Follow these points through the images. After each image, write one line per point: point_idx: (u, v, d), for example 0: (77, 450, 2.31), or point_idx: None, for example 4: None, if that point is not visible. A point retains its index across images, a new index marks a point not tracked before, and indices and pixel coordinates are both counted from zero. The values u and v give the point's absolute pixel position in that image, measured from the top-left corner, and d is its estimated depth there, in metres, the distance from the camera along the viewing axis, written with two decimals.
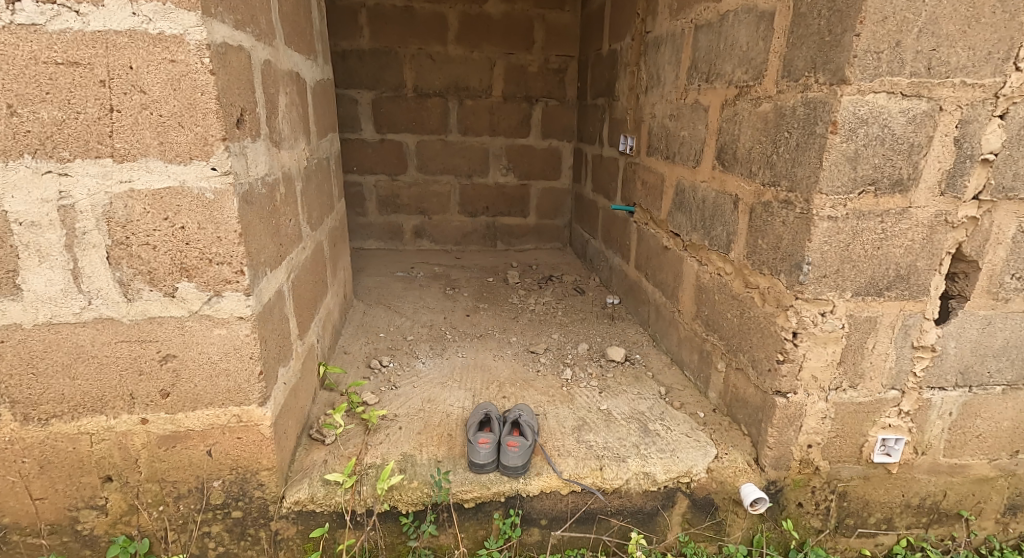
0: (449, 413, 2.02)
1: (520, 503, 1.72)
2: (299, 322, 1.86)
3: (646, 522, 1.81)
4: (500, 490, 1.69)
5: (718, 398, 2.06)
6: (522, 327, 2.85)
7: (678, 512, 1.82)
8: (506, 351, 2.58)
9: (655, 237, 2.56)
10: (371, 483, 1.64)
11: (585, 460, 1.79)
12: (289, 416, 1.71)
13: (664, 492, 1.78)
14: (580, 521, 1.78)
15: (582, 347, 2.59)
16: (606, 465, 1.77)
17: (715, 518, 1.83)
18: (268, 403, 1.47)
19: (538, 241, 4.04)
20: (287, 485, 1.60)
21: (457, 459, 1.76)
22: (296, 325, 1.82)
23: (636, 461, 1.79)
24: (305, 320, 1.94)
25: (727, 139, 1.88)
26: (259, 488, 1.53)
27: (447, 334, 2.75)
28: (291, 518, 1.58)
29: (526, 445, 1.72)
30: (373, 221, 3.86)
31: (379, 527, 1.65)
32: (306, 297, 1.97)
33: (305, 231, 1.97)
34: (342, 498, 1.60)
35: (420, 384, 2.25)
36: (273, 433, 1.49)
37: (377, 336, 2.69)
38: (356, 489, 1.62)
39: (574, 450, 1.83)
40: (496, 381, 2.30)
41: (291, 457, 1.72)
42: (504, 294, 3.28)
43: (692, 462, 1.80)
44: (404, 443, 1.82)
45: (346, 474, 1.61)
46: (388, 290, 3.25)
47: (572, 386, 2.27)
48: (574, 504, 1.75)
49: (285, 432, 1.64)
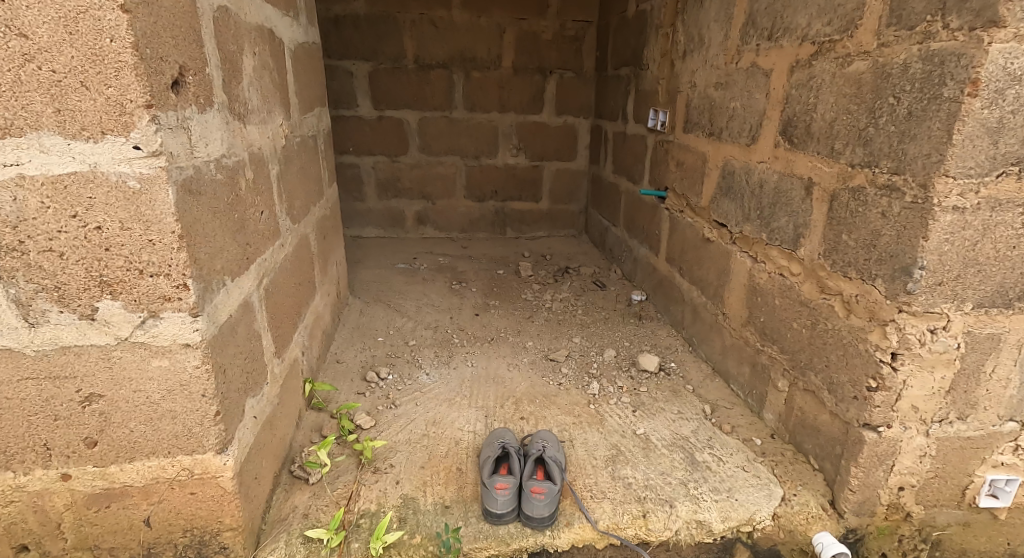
0: (459, 441, 1.77)
1: None
2: (277, 336, 1.53)
3: None
4: (522, 546, 1.42)
5: (777, 421, 1.80)
6: (538, 329, 2.53)
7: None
8: (522, 359, 2.27)
9: (693, 227, 2.15)
10: (364, 538, 1.39)
11: (625, 505, 1.54)
12: (263, 456, 1.40)
13: (721, 544, 1.53)
14: None
15: (609, 353, 2.27)
16: (650, 512, 1.53)
17: None
18: (228, 452, 1.15)
19: (552, 228, 3.70)
20: (265, 539, 1.38)
21: (470, 504, 1.51)
22: (273, 342, 1.50)
23: (687, 507, 1.55)
24: (286, 332, 1.61)
25: (796, 110, 1.51)
26: (223, 552, 1.21)
27: (454, 339, 2.44)
28: None
29: (553, 491, 1.44)
30: (373, 207, 3.52)
31: None
32: (288, 304, 1.65)
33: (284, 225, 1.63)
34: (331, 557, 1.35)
35: (424, 401, 1.97)
36: (238, 487, 1.17)
37: (376, 341, 2.38)
38: (346, 547, 1.37)
39: (615, 489, 1.59)
40: (512, 397, 2.01)
41: (267, 503, 1.46)
42: (516, 289, 2.95)
43: (756, 502, 1.57)
44: (405, 482, 1.57)
45: (329, 530, 1.38)
46: (389, 285, 2.92)
47: (599, 404, 1.97)
48: None
49: (259, 478, 1.36)
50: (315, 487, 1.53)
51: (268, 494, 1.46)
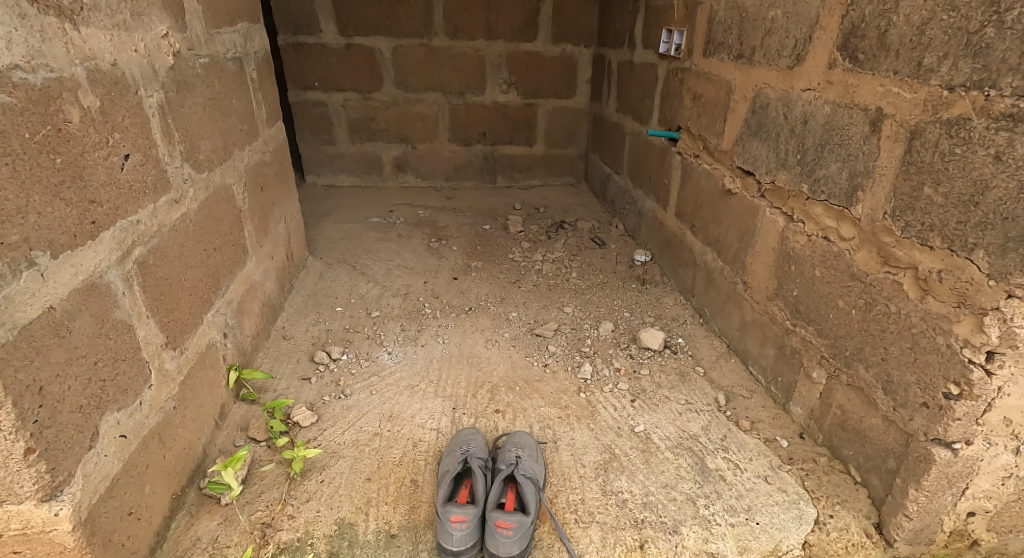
0: (416, 441, 1.54)
1: None
2: (168, 323, 1.16)
3: None
4: None
5: (807, 417, 1.48)
6: (525, 297, 2.20)
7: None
8: (503, 334, 1.99)
9: (710, 175, 1.75)
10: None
11: (619, 532, 1.31)
12: (142, 480, 1.16)
13: None
14: None
15: (605, 327, 1.97)
16: (649, 541, 1.30)
17: None
18: (63, 495, 0.87)
19: (547, 176, 3.29)
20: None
21: (421, 534, 1.31)
22: (157, 328, 1.13)
23: (694, 533, 1.31)
24: (187, 314, 1.25)
25: (869, 14, 1.09)
26: None
27: (426, 309, 2.12)
28: None
29: (524, 526, 1.22)
30: (345, 151, 3.12)
31: None
32: (192, 280, 1.27)
33: (175, 171, 1.17)
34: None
35: (381, 388, 1.72)
36: (83, 540, 0.91)
37: (333, 313, 2.06)
38: None
39: (607, 507, 1.37)
40: (487, 382, 1.76)
41: (164, 534, 1.27)
42: (502, 247, 2.57)
43: (780, 522, 1.31)
44: (342, 503, 1.37)
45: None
46: (357, 243, 2.56)
47: (591, 393, 1.72)
48: None
49: (137, 515, 1.14)
50: (227, 511, 1.34)
51: (161, 524, 1.27)
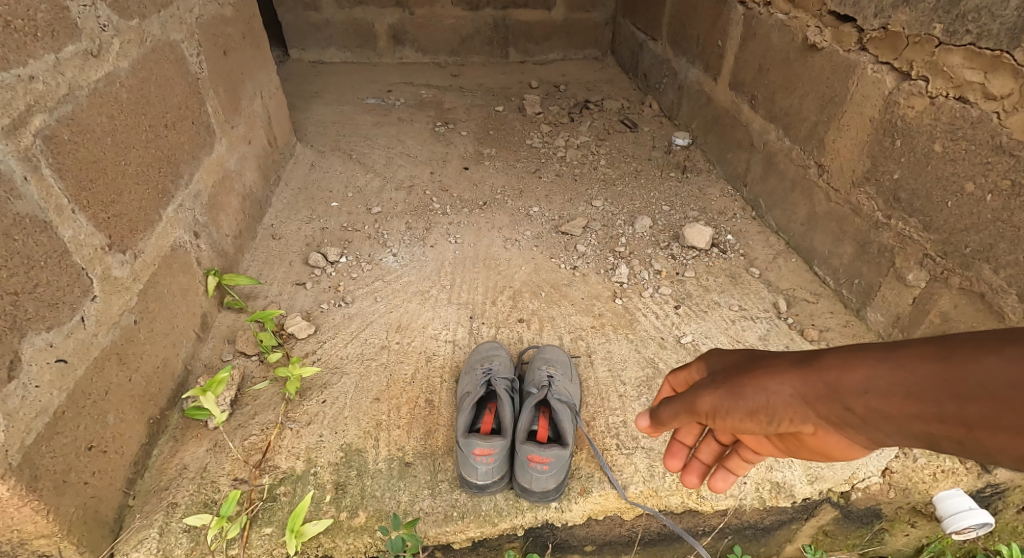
0: (431, 355, 1.41)
1: (552, 533, 1.16)
2: (107, 220, 0.95)
3: (758, 537, 1.24)
4: (515, 524, 1.11)
5: (889, 325, 1.26)
6: (547, 190, 1.95)
7: (818, 523, 1.20)
8: (523, 232, 1.78)
9: (786, 27, 1.40)
10: (280, 521, 1.07)
11: None
12: (105, 408, 1.01)
13: (801, 506, 1.13)
14: (658, 541, 1.22)
15: (642, 223, 1.74)
16: None
17: (872, 528, 1.22)
18: None
19: (567, 48, 2.87)
20: (130, 523, 1.05)
21: (439, 464, 1.18)
22: (88, 223, 0.91)
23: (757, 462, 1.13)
24: (132, 206, 1.01)
25: None
26: None
27: (434, 203, 1.88)
28: None
29: (560, 460, 1.06)
30: (332, 19, 2.70)
31: None
32: (133, 168, 1.01)
33: (83, 11, 0.92)
34: (229, 551, 1.04)
35: (387, 293, 1.56)
36: (21, 488, 0.81)
37: (328, 208, 1.82)
38: (249, 534, 1.05)
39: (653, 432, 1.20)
40: (509, 286, 1.60)
41: (144, 463, 1.12)
42: (517, 130, 2.26)
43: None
44: (347, 426, 1.24)
45: (221, 519, 1.03)
46: (353, 126, 2.25)
47: (629, 298, 1.53)
48: (642, 526, 1.18)
49: (102, 448, 1.01)
50: (217, 437, 1.18)
51: (139, 453, 1.11)
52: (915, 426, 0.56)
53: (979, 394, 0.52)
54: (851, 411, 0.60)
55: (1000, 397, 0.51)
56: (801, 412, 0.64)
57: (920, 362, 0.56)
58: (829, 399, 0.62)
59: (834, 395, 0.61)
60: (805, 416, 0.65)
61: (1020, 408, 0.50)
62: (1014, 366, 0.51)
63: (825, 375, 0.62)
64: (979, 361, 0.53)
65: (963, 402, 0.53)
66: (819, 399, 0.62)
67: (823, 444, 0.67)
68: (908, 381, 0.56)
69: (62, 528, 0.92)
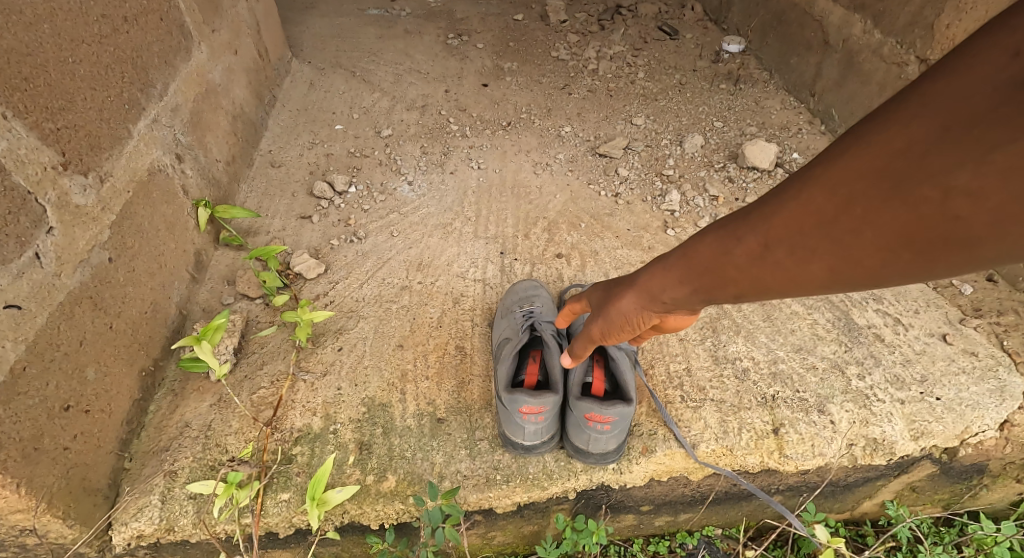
0: (459, 296, 1.24)
1: (607, 494, 1.02)
2: (56, 132, 0.84)
3: (836, 495, 1.09)
4: (566, 488, 0.97)
5: None
6: (578, 108, 1.71)
7: (909, 479, 1.05)
8: (554, 155, 1.57)
9: None
10: (298, 486, 0.93)
11: (743, 415, 0.99)
12: (81, 363, 0.87)
13: (897, 463, 0.98)
14: (724, 501, 1.08)
15: (692, 142, 1.52)
16: (787, 423, 0.97)
17: (968, 483, 1.08)
18: None
19: None
20: (126, 489, 0.90)
21: (477, 420, 1.03)
22: (30, 133, 0.80)
23: (850, 415, 0.97)
24: (85, 118, 0.89)
25: None
26: (29, 533, 0.82)
27: (451, 124, 1.66)
28: (145, 551, 0.91)
29: (623, 420, 0.89)
30: None
31: (332, 541, 0.99)
32: (83, 72, 0.88)
33: None
34: (242, 520, 0.90)
35: (406, 227, 1.38)
36: None
37: (333, 132, 1.60)
38: (264, 502, 0.91)
39: (722, 381, 1.04)
40: (543, 217, 1.41)
41: (140, 421, 0.97)
42: (541, 40, 2.00)
43: (971, 398, 0.96)
44: (369, 377, 1.08)
45: (230, 488, 0.87)
46: (354, 40, 1.99)
47: (682, 229, 1.37)
48: (710, 487, 1.03)
49: (83, 407, 0.87)
50: (222, 391, 1.02)
51: (132, 410, 0.96)
52: (699, 298, 0.66)
53: (707, 270, 0.62)
54: (662, 303, 0.71)
55: (722, 266, 0.60)
56: (643, 319, 0.75)
57: (678, 258, 0.66)
58: (646, 303, 0.73)
59: (648, 295, 0.72)
60: (648, 317, 0.75)
61: (731, 273, 0.60)
62: (723, 237, 0.60)
63: (639, 286, 0.73)
64: (706, 241, 0.62)
65: (708, 275, 0.62)
66: (644, 304, 0.73)
67: (677, 323, 0.77)
68: (676, 271, 0.66)
69: (41, 500, 0.79)
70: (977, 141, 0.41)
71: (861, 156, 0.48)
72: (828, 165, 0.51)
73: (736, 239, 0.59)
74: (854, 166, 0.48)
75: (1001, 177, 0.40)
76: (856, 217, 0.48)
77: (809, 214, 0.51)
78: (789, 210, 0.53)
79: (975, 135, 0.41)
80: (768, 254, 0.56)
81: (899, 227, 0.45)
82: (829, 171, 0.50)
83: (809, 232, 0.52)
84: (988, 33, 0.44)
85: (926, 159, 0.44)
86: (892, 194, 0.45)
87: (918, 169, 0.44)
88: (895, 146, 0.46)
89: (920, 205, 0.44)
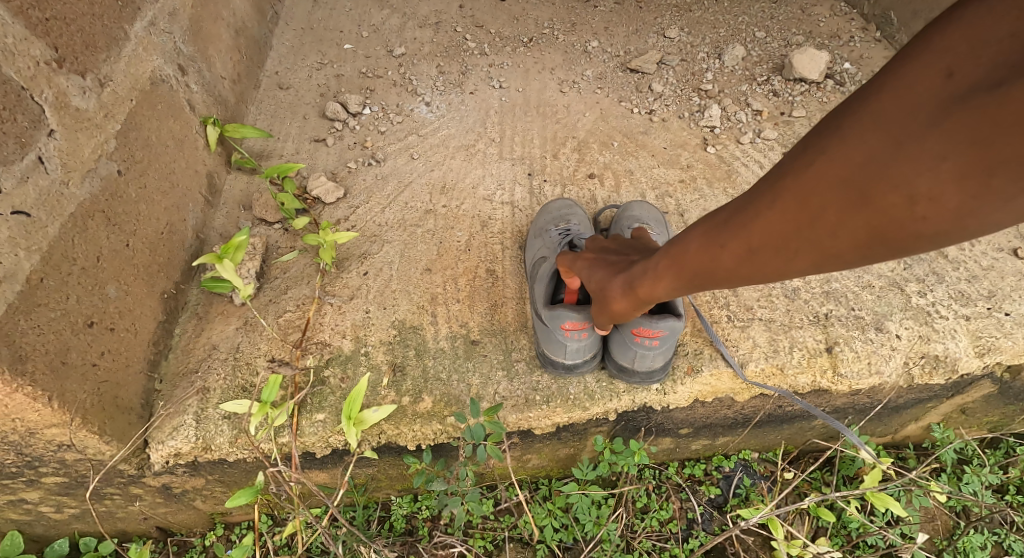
0: (487, 219, 1.18)
1: (648, 417, 0.99)
2: (46, 23, 0.77)
3: (883, 418, 1.05)
4: (608, 408, 0.94)
5: None
6: (604, 21, 1.56)
7: (962, 401, 1.02)
8: (581, 71, 1.46)
9: None
10: (333, 407, 0.90)
11: (795, 334, 0.94)
12: (101, 279, 0.83)
13: (958, 382, 0.96)
14: (766, 423, 1.06)
15: (732, 53, 1.42)
16: (841, 343, 0.93)
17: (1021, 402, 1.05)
18: None
19: None
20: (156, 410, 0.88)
21: (512, 343, 0.99)
22: (14, 21, 0.73)
23: (910, 332, 0.92)
24: (78, 11, 0.82)
25: None
26: (65, 449, 0.81)
27: (467, 42, 1.52)
28: (181, 472, 0.90)
29: (672, 336, 0.84)
30: None
31: (371, 461, 0.97)
32: None
33: None
34: (278, 439, 0.88)
35: (428, 148, 1.30)
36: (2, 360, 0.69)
37: (341, 53, 1.48)
38: (299, 422, 0.89)
39: (771, 301, 0.98)
40: (573, 137, 1.33)
41: (167, 343, 0.94)
42: None
43: None
44: (397, 300, 1.03)
45: (265, 406, 0.82)
46: None
47: (722, 145, 1.30)
48: (754, 409, 1.00)
49: (107, 325, 0.83)
50: (248, 314, 0.98)
51: (158, 331, 0.93)
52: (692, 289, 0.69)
53: (701, 268, 0.64)
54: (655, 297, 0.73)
55: (712, 264, 0.62)
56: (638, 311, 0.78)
57: (666, 258, 0.68)
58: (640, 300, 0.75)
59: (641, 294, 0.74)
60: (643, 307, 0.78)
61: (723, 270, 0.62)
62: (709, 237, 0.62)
63: (628, 284, 0.75)
64: (694, 239, 0.64)
65: (700, 271, 0.64)
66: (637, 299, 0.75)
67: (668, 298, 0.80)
68: (666, 269, 0.68)
69: (73, 417, 0.76)
70: (926, 147, 0.44)
71: (821, 165, 0.51)
72: (793, 175, 0.53)
73: (720, 242, 0.60)
74: (822, 177, 0.50)
75: (949, 184, 0.43)
76: (832, 221, 0.50)
77: (787, 219, 0.54)
78: (768, 213, 0.55)
79: (923, 142, 0.44)
80: (752, 253, 0.58)
81: (871, 228, 0.48)
82: (801, 179, 0.52)
83: (785, 235, 0.54)
84: (918, 55, 0.48)
85: (883, 166, 0.46)
86: (855, 200, 0.48)
87: (875, 175, 0.47)
88: (857, 157, 0.48)
89: (893, 209, 0.46)
